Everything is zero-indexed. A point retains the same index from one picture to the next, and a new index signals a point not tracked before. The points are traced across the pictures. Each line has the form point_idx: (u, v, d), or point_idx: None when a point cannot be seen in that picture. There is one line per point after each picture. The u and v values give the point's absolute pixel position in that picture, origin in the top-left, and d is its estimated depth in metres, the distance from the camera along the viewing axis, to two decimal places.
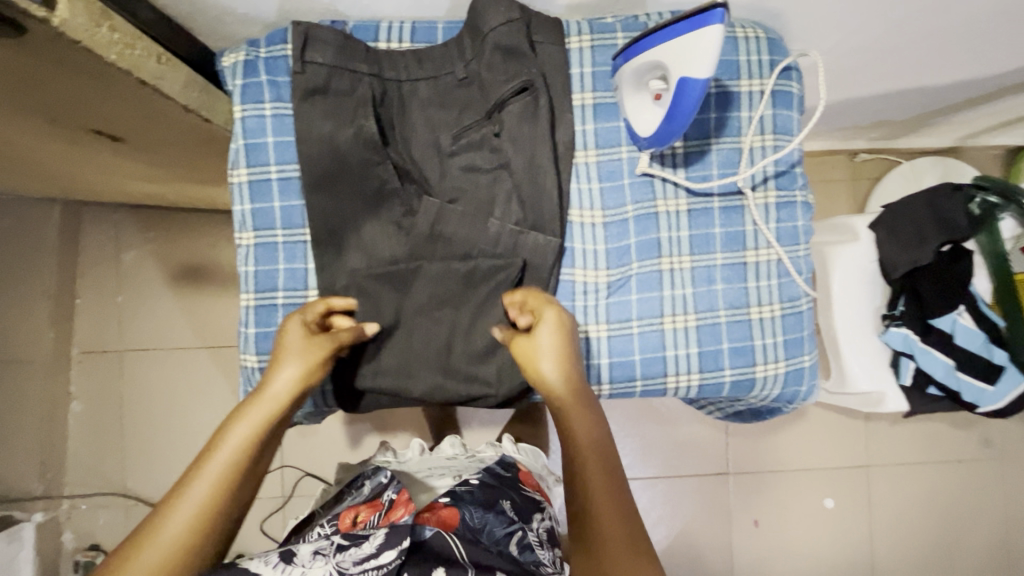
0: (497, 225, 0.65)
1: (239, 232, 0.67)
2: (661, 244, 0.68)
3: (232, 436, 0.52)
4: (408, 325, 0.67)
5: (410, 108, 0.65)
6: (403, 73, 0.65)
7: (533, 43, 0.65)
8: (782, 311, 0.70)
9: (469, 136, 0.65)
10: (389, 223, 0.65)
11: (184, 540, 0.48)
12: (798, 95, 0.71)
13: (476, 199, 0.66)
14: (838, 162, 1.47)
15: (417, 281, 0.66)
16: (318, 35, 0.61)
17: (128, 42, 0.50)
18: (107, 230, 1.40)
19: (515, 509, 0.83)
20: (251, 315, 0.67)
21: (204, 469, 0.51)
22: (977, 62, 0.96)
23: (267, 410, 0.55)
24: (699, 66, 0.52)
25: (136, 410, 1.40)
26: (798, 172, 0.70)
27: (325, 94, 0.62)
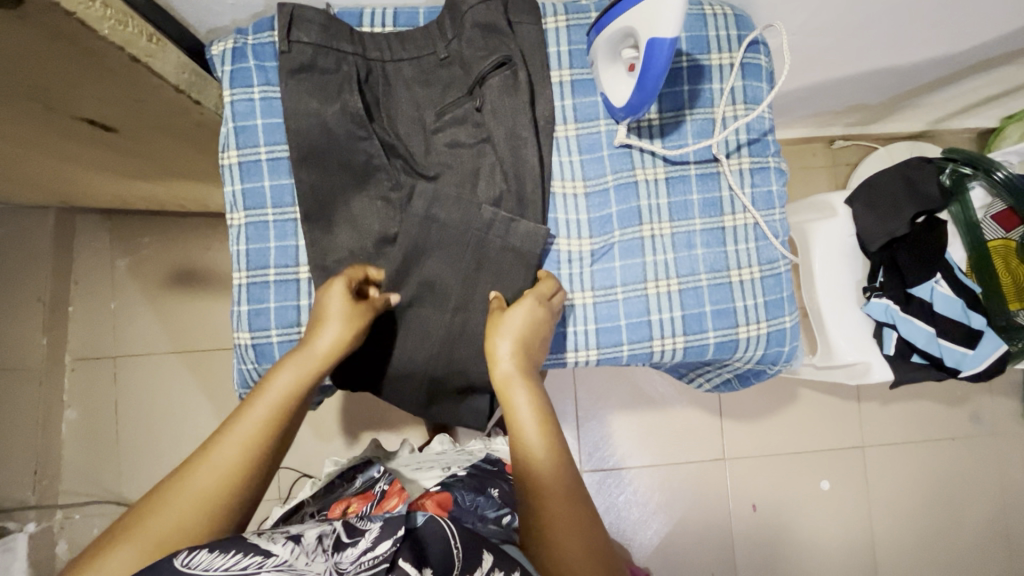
0: (482, 196, 0.68)
1: (230, 213, 0.69)
2: (642, 211, 0.71)
3: (267, 395, 0.55)
4: (399, 297, 0.68)
5: (394, 87, 0.68)
6: (386, 53, 0.67)
7: (510, 23, 0.68)
8: (761, 273, 0.72)
9: (452, 112, 0.68)
10: (377, 197, 0.67)
11: (214, 492, 0.51)
12: (766, 67, 0.74)
13: (460, 172, 0.68)
14: (817, 150, 1.52)
15: (408, 252, 0.68)
16: (303, 16, 0.64)
17: (122, 19, 0.54)
18: (101, 237, 1.41)
19: (504, 495, 0.83)
20: (243, 292, 0.69)
21: (234, 429, 0.53)
22: (938, 40, 1.00)
23: (301, 369, 0.58)
24: (664, 26, 0.55)
25: (131, 416, 1.39)
26: (770, 140, 0.73)
27: (311, 72, 0.65)
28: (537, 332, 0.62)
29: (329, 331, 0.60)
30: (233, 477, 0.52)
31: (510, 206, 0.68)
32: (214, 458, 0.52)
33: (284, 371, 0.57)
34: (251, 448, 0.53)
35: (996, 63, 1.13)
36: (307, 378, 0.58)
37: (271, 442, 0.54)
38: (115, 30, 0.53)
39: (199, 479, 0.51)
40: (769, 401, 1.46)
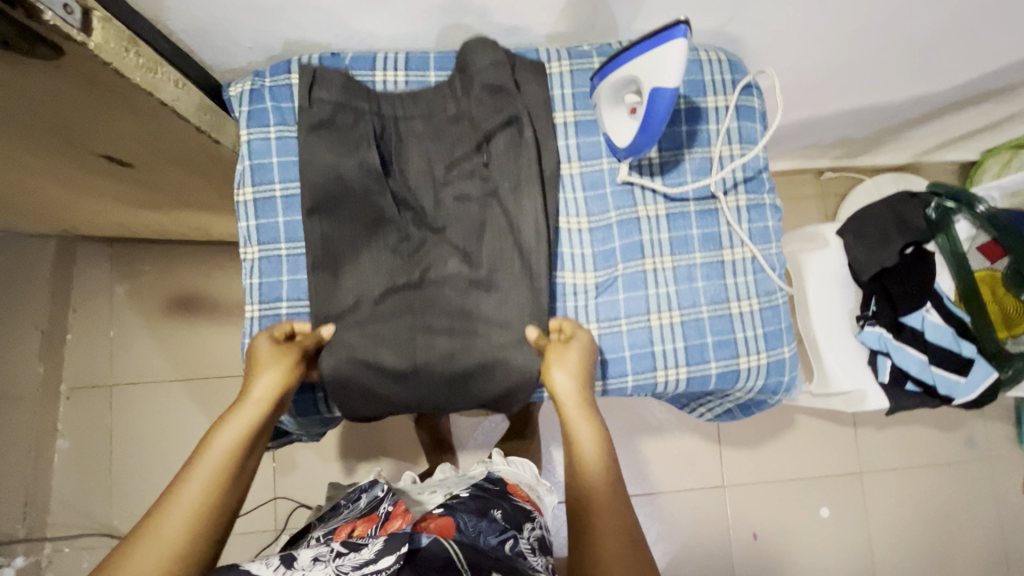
0: (487, 247, 0.69)
1: (244, 247, 0.71)
2: (644, 246, 0.73)
3: (212, 453, 0.55)
4: (410, 345, 0.69)
5: (407, 141, 0.71)
6: (400, 109, 0.71)
7: (518, 82, 0.71)
8: (760, 305, 0.74)
9: (460, 166, 0.71)
10: (386, 248, 0.69)
11: (166, 555, 0.50)
12: (759, 109, 0.78)
13: (468, 223, 0.70)
14: (806, 180, 1.57)
15: (416, 300, 0.70)
16: (325, 76, 0.68)
17: (151, 66, 0.56)
18: (103, 265, 1.41)
19: (507, 517, 0.82)
20: (255, 325, 0.70)
21: (180, 491, 0.53)
22: (917, 82, 1.06)
23: (243, 425, 0.58)
24: (666, 77, 0.58)
25: (126, 446, 1.38)
26: (765, 177, 0.76)
27: (331, 127, 0.68)
28: (585, 364, 0.66)
29: (261, 379, 0.61)
30: (182, 545, 0.51)
31: (514, 256, 0.69)
32: (156, 531, 0.51)
33: (226, 429, 0.57)
34: (197, 518, 0.52)
35: (975, 102, 1.20)
36: (249, 435, 0.58)
37: (220, 506, 0.54)
38: (144, 75, 0.55)
39: (135, 558, 0.49)
40: (767, 427, 1.47)
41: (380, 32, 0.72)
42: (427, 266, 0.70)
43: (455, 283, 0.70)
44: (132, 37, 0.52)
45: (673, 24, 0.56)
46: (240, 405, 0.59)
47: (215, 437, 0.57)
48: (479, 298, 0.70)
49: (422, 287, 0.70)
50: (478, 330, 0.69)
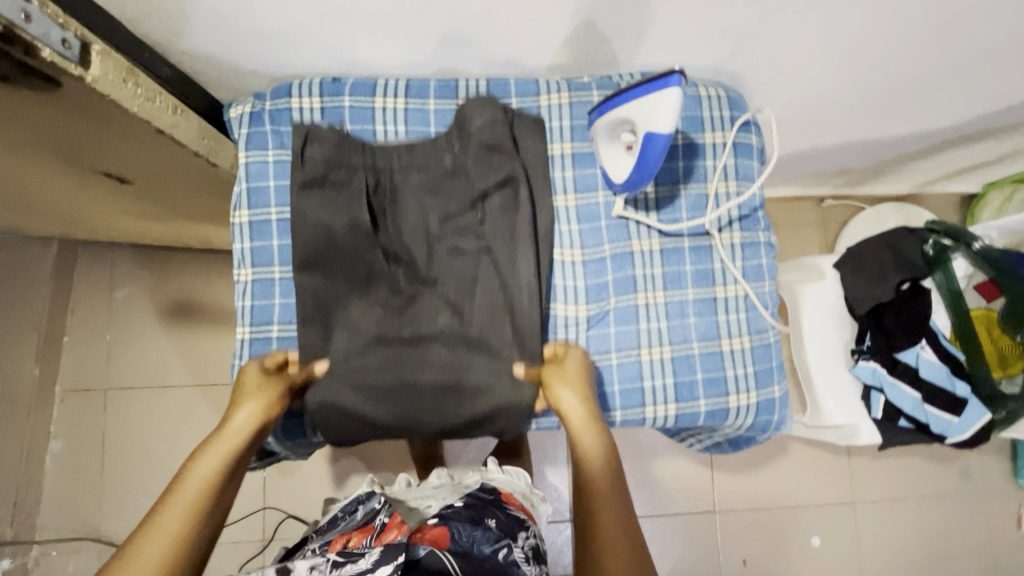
0: (479, 302, 0.70)
1: (237, 269, 0.71)
2: (637, 280, 0.73)
3: (190, 482, 0.57)
4: (398, 393, 0.67)
5: (402, 194, 0.71)
6: (396, 162, 0.71)
7: (516, 138, 0.72)
8: (751, 343, 0.74)
9: (456, 220, 0.71)
10: (377, 302, 0.70)
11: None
12: (757, 146, 0.78)
13: (460, 277, 0.70)
14: (807, 207, 1.57)
15: (405, 350, 0.69)
16: (317, 135, 0.69)
17: (150, 94, 0.59)
18: (104, 268, 1.41)
19: (501, 526, 0.80)
20: (245, 347, 0.70)
21: (158, 521, 0.54)
22: (919, 119, 1.06)
23: (222, 455, 0.60)
24: (660, 122, 0.58)
25: (119, 450, 1.38)
26: (760, 216, 0.77)
27: (323, 185, 0.69)
28: (587, 382, 0.67)
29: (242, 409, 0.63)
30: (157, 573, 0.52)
31: (504, 314, 0.69)
32: (135, 559, 0.52)
33: (205, 458, 0.59)
34: (171, 547, 0.53)
35: (978, 138, 1.20)
36: (227, 463, 0.59)
37: (197, 536, 0.55)
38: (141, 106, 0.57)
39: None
40: (760, 453, 1.46)
41: (382, 59, 0.73)
42: (418, 320, 0.70)
43: (446, 339, 0.69)
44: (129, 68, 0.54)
45: (666, 73, 0.56)
46: (221, 434, 0.61)
47: (195, 467, 0.59)
48: (470, 357, 0.69)
49: (412, 344, 0.69)
50: (466, 383, 0.68)
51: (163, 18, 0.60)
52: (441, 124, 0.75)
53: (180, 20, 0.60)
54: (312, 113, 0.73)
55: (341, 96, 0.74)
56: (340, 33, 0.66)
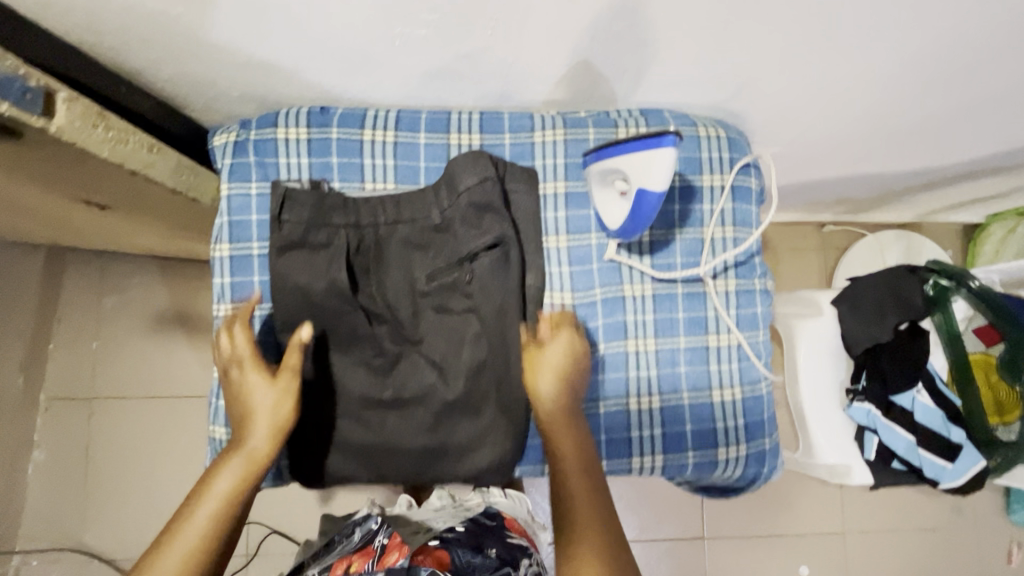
0: (465, 366, 0.67)
1: (217, 304, 0.69)
2: (628, 327, 0.71)
3: (206, 500, 0.55)
4: (381, 459, 0.67)
5: (387, 251, 0.69)
6: (380, 218, 0.69)
7: (507, 193, 0.70)
8: (743, 394, 0.72)
9: (442, 278, 0.68)
10: (360, 363, 0.68)
11: None
12: (755, 190, 0.76)
13: (446, 337, 0.68)
14: (807, 232, 1.55)
15: (389, 416, 0.67)
16: (294, 196, 0.67)
17: (124, 137, 0.58)
18: (91, 274, 1.38)
19: (504, 554, 0.73)
20: (223, 386, 0.68)
21: (174, 538, 0.52)
22: (923, 156, 1.04)
23: (238, 470, 0.57)
24: (656, 181, 0.58)
25: (103, 459, 1.36)
26: (756, 262, 0.75)
27: (302, 248, 0.67)
28: (574, 364, 0.63)
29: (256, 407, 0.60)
30: None
31: (491, 376, 0.67)
32: None
33: (225, 470, 0.57)
34: (192, 559, 0.51)
35: (982, 175, 1.17)
36: (248, 473, 0.58)
37: (216, 551, 0.53)
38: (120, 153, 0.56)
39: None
40: None
41: (372, 90, 0.70)
42: (402, 383, 0.67)
43: (430, 402, 0.67)
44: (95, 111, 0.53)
45: (662, 132, 0.55)
46: (241, 441, 0.59)
47: (214, 479, 0.57)
48: (454, 423, 0.67)
49: (395, 407, 0.67)
50: (450, 451, 0.67)
51: (144, 44, 0.59)
52: (431, 159, 0.73)
53: (163, 48, 0.60)
54: (298, 143, 0.71)
55: (328, 128, 0.71)
56: (328, 68, 0.65)
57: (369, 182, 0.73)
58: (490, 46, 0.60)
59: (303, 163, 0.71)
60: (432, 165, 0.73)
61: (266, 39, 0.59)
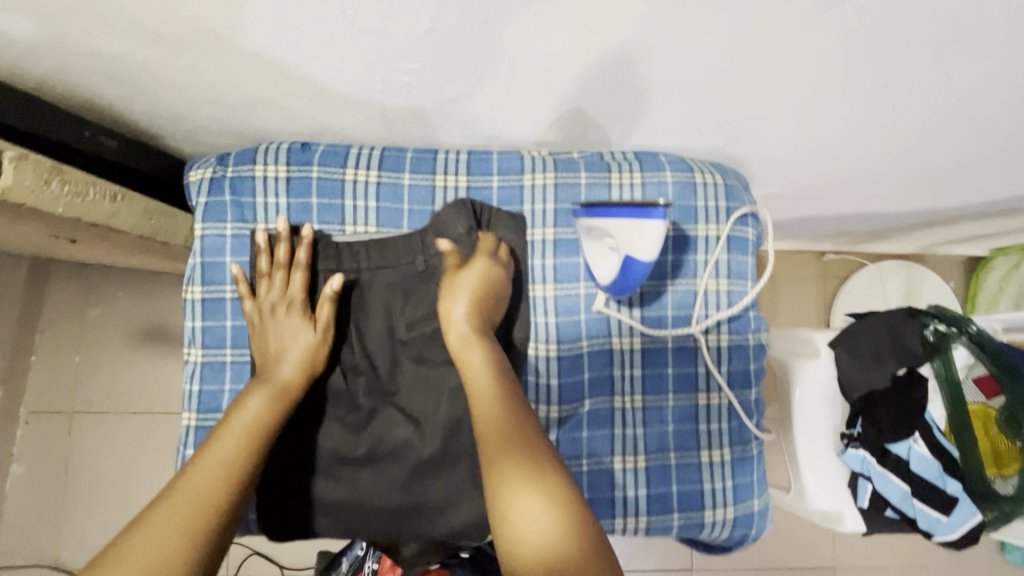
0: (442, 419, 0.64)
1: (188, 348, 0.67)
2: (615, 382, 0.69)
3: (239, 423, 0.57)
4: (351, 516, 0.64)
5: (370, 296, 0.68)
6: (364, 262, 0.68)
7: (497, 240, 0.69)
8: (732, 455, 0.70)
9: (423, 327, 0.66)
10: (333, 419, 0.65)
11: (193, 516, 0.49)
12: (752, 240, 0.74)
13: (425, 389, 0.66)
14: (807, 260, 1.52)
15: (361, 473, 0.64)
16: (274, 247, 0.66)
17: (81, 190, 0.60)
18: (77, 285, 1.33)
19: None
20: (191, 436, 0.66)
21: (207, 457, 0.54)
22: (928, 198, 1.01)
23: (271, 397, 0.60)
24: (644, 250, 0.58)
25: (81, 475, 1.33)
26: (751, 316, 0.72)
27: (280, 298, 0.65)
28: (488, 291, 0.64)
29: (291, 341, 0.63)
30: (209, 501, 0.51)
31: (467, 430, 0.64)
32: (183, 492, 0.51)
33: (256, 397, 0.59)
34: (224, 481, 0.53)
35: (987, 215, 1.14)
36: (279, 404, 0.60)
37: (244, 477, 0.54)
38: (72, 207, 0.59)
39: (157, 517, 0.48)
40: None
41: (354, 128, 0.67)
42: (377, 438, 0.65)
43: (406, 459, 0.64)
44: (55, 172, 0.56)
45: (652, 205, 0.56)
46: (274, 372, 0.62)
47: (243, 408, 0.58)
48: (428, 479, 0.64)
49: (370, 463, 0.65)
50: (424, 511, 0.63)
51: (111, 79, 0.57)
52: (415, 201, 0.71)
53: (132, 84, 0.58)
54: (276, 182, 0.68)
55: (309, 166, 0.69)
56: (307, 106, 0.62)
57: (350, 224, 0.70)
58: (475, 93, 0.58)
59: (282, 203, 0.69)
60: (416, 208, 0.71)
61: (240, 77, 0.56)
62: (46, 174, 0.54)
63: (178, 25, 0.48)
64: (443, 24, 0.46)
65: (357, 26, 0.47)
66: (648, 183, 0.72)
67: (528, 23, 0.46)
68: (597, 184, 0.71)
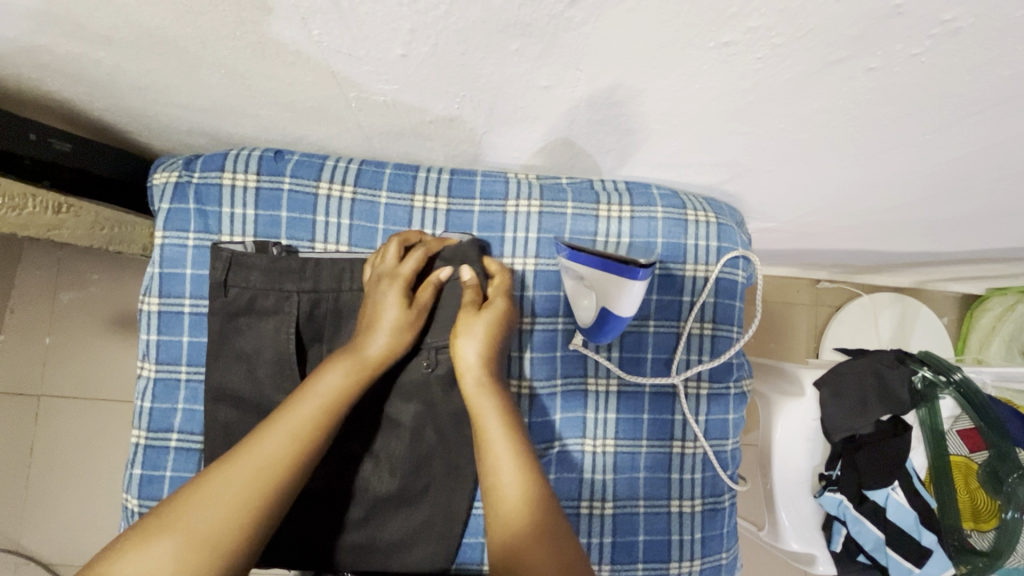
0: (406, 460, 0.62)
1: (141, 362, 0.64)
2: (586, 424, 0.67)
3: (308, 401, 0.53)
4: (298, 552, 0.62)
5: (345, 317, 0.62)
6: (344, 283, 0.62)
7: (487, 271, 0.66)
8: (703, 507, 0.68)
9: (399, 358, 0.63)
10: None
11: (227, 510, 0.47)
12: (741, 283, 0.71)
13: (395, 426, 0.63)
14: (802, 286, 1.48)
15: (315, 510, 0.62)
16: (243, 261, 0.61)
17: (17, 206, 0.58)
18: (49, 268, 1.13)
19: None
20: (139, 454, 0.63)
21: (260, 443, 0.51)
22: (928, 241, 0.98)
23: (350, 376, 0.55)
24: (623, 308, 0.56)
25: (41, 471, 1.13)
26: (734, 364, 0.70)
27: (250, 316, 0.61)
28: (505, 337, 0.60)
29: (385, 308, 0.58)
30: (250, 497, 0.48)
31: (432, 473, 0.63)
32: (224, 481, 0.49)
33: (337, 370, 0.55)
34: (269, 473, 0.50)
35: (988, 260, 1.12)
36: (356, 385, 0.55)
37: (285, 481, 0.50)
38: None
39: (194, 512, 0.47)
40: None
41: (332, 142, 0.63)
42: (333, 475, 0.62)
43: (361, 497, 0.62)
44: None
45: (636, 264, 0.52)
46: (361, 345, 0.57)
47: (322, 381, 0.55)
48: (386, 519, 0.62)
49: (324, 499, 0.62)
50: (379, 551, 0.62)
51: (63, 75, 0.53)
52: (391, 221, 0.67)
53: (86, 82, 0.54)
54: (244, 192, 0.64)
55: (280, 178, 0.65)
56: (278, 116, 0.59)
57: (320, 241, 0.66)
58: (457, 116, 0.54)
59: (248, 214, 0.65)
60: (391, 229, 0.67)
61: (202, 83, 0.52)
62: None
63: (128, 31, 0.44)
64: (417, 51, 0.42)
65: (322, 47, 0.43)
66: (636, 219, 0.68)
67: (510, 57, 0.42)
68: (584, 216, 0.68)
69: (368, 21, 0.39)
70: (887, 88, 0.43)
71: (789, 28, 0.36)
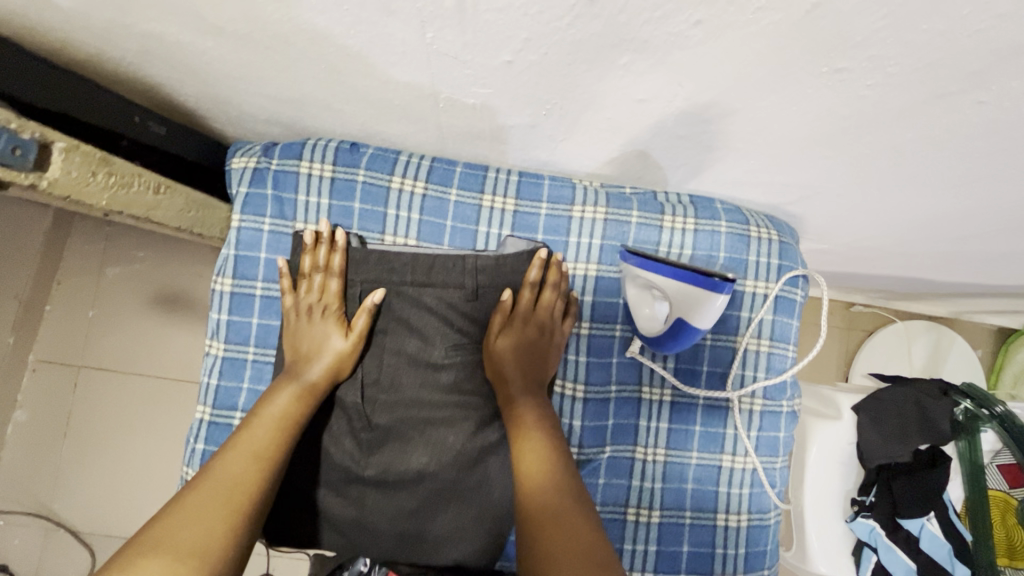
0: (461, 452, 0.63)
1: (210, 341, 0.66)
2: (639, 431, 0.68)
3: (269, 414, 0.57)
4: (354, 535, 0.64)
5: (408, 310, 0.63)
6: (410, 276, 0.63)
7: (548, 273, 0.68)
8: (748, 521, 0.68)
9: (460, 351, 0.64)
10: (345, 434, 0.63)
11: (220, 502, 0.49)
12: (799, 302, 0.71)
13: (452, 418, 0.63)
14: (835, 309, 1.47)
15: (372, 495, 0.63)
16: None
17: (127, 181, 0.60)
18: (98, 242, 1.15)
19: None
20: (203, 430, 0.65)
21: (241, 444, 0.54)
22: (979, 272, 0.97)
23: (299, 392, 0.60)
24: (701, 319, 0.57)
25: (78, 438, 1.15)
26: (788, 382, 0.70)
27: (321, 302, 0.64)
28: (535, 352, 0.64)
29: (322, 338, 0.62)
30: (236, 490, 0.51)
31: (486, 469, 0.63)
32: (212, 481, 0.51)
33: (284, 394, 0.59)
34: (282, 428, 0.57)
35: None
36: (306, 402, 0.60)
37: (268, 474, 0.54)
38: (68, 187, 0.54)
39: (186, 511, 0.48)
40: None
41: (407, 138, 0.65)
42: (388, 465, 0.62)
43: (416, 488, 0.63)
44: (68, 143, 0.51)
45: (722, 279, 0.54)
46: (303, 369, 0.61)
47: (273, 402, 0.59)
48: (438, 510, 0.63)
49: (378, 486, 0.63)
50: (429, 540, 0.63)
51: (166, 61, 0.55)
52: (459, 219, 0.69)
53: (186, 68, 0.56)
54: (319, 182, 0.66)
55: (355, 170, 0.67)
56: (361, 112, 0.60)
57: (389, 234, 0.68)
58: (540, 122, 0.55)
59: (322, 204, 0.67)
60: (458, 226, 0.68)
61: (297, 76, 0.54)
62: (19, 120, 0.47)
63: (245, 25, 0.46)
64: (523, 59, 0.44)
65: (431, 49, 0.45)
66: (700, 232, 0.69)
67: (615, 70, 0.43)
68: (648, 226, 0.68)
69: (487, 28, 0.40)
70: (988, 122, 0.44)
71: (907, 60, 0.37)
